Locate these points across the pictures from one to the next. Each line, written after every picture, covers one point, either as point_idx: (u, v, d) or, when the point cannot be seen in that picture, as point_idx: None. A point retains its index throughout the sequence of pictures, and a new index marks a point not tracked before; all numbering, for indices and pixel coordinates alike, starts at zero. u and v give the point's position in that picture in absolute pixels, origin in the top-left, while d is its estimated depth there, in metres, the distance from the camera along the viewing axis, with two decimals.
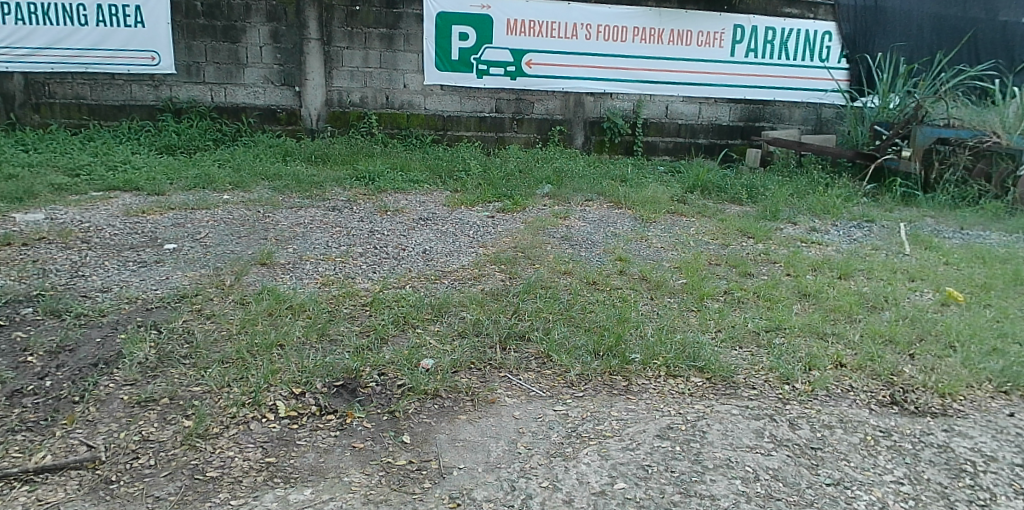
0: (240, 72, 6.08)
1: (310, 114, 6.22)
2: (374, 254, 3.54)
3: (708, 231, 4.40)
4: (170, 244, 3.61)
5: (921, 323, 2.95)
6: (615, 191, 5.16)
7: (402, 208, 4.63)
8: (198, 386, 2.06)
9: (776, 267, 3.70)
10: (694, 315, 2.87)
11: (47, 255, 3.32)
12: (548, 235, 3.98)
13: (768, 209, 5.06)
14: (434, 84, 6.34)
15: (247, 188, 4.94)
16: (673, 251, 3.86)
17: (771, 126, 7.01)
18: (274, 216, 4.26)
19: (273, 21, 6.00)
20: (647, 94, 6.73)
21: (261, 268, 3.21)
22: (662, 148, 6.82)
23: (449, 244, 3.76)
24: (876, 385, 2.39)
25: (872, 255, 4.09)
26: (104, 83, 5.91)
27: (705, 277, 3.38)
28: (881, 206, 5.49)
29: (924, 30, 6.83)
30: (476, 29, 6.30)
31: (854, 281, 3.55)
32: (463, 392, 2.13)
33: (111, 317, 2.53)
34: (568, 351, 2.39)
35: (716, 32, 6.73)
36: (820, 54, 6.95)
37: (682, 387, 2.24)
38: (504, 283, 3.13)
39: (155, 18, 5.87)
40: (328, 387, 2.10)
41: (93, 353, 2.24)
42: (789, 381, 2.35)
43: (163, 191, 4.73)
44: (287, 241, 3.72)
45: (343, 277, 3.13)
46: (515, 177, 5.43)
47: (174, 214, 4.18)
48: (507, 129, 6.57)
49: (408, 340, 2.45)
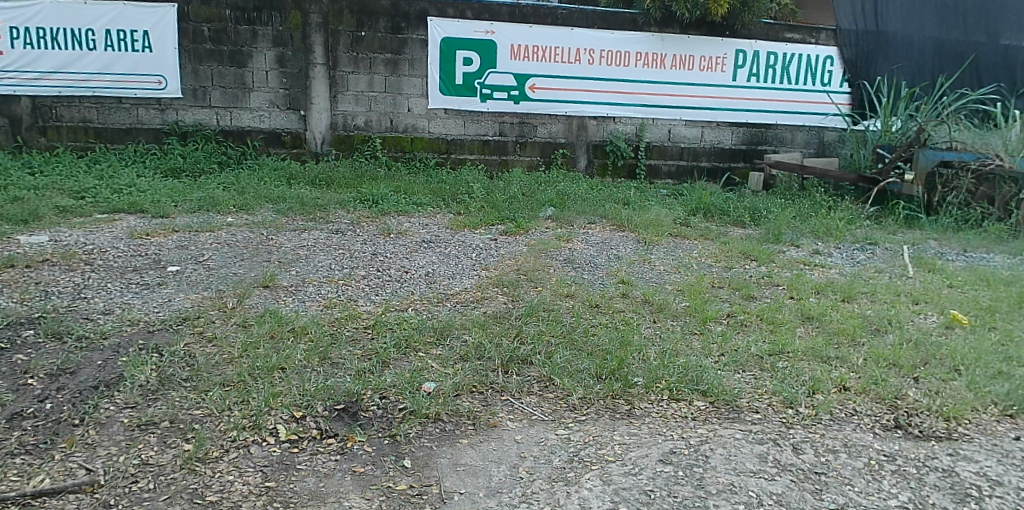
0: (246, 96, 6.14)
1: (315, 137, 6.27)
2: (376, 276, 3.55)
3: (711, 254, 4.41)
4: (174, 266, 3.63)
5: (925, 346, 2.94)
6: (618, 214, 5.17)
7: (405, 230, 4.64)
8: (199, 409, 2.06)
9: (779, 289, 3.70)
10: (697, 339, 2.86)
11: (50, 277, 3.34)
12: (551, 258, 3.99)
13: (771, 232, 5.07)
14: (438, 108, 6.40)
15: (251, 210, 4.97)
16: (675, 273, 3.86)
17: (773, 149, 7.04)
18: (278, 238, 4.28)
19: (279, 46, 6.08)
20: (650, 118, 6.78)
21: (263, 291, 3.22)
22: (665, 171, 6.85)
23: (452, 267, 3.78)
24: (880, 409, 2.37)
25: (875, 278, 4.09)
26: (111, 107, 5.98)
27: (708, 300, 3.38)
28: (884, 229, 5.50)
29: (925, 54, 6.89)
30: (480, 54, 6.38)
31: (857, 303, 3.55)
32: (465, 415, 2.12)
33: (112, 339, 2.54)
34: (570, 375, 2.38)
35: (718, 57, 6.79)
36: (822, 78, 7.01)
37: (685, 411, 2.23)
38: (507, 306, 3.13)
39: (163, 43, 5.96)
40: (328, 411, 2.09)
41: (94, 375, 2.24)
42: (792, 404, 2.33)
43: (167, 213, 4.76)
44: (290, 264, 3.73)
45: (346, 299, 3.13)
46: (517, 199, 5.46)
47: (178, 237, 4.20)
48: (511, 152, 6.60)
49: (410, 364, 2.44)
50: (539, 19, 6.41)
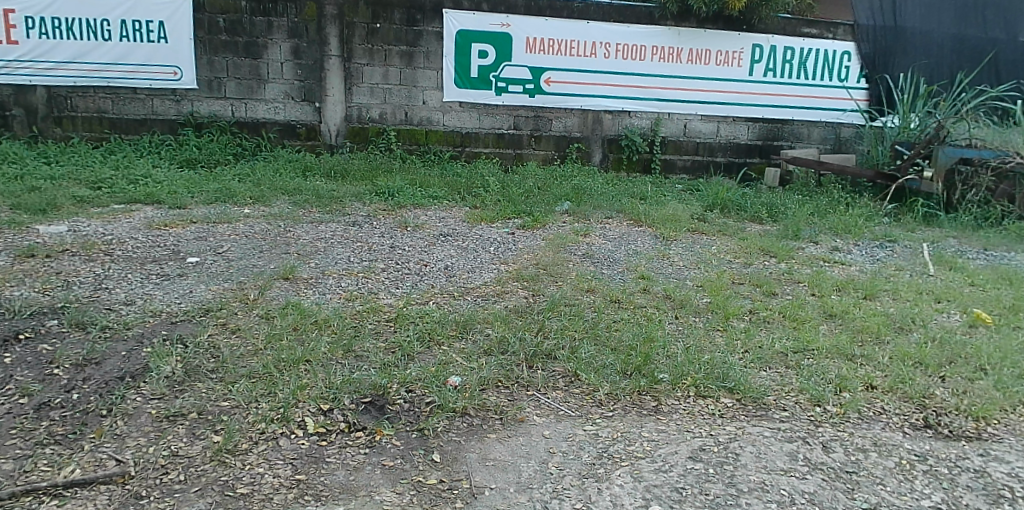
0: (261, 87, 6.16)
1: (329, 129, 6.28)
2: (396, 269, 3.55)
3: (730, 249, 4.38)
4: (193, 257, 3.65)
5: (950, 345, 2.92)
6: (635, 208, 5.14)
7: (422, 224, 4.63)
8: (226, 400, 2.04)
9: (800, 286, 3.68)
10: (720, 335, 2.85)
11: (71, 267, 3.35)
12: (570, 252, 3.97)
13: (790, 228, 5.04)
14: (453, 101, 6.39)
15: (268, 202, 4.98)
16: (695, 269, 3.84)
17: (789, 145, 6.99)
18: (295, 231, 4.28)
19: (295, 37, 6.10)
20: (666, 112, 6.73)
21: (284, 283, 3.21)
22: (680, 166, 6.81)
23: (471, 260, 3.77)
24: (908, 407, 2.35)
25: (896, 276, 4.06)
26: (127, 97, 6.01)
27: (729, 296, 3.36)
28: (902, 227, 5.48)
29: (942, 50, 6.84)
30: (495, 47, 6.35)
31: (879, 301, 3.54)
32: (491, 410, 2.10)
33: (135, 330, 2.55)
34: (595, 371, 2.36)
35: (735, 51, 6.73)
36: (839, 74, 6.95)
37: (713, 408, 2.20)
38: (528, 300, 3.13)
39: (179, 34, 5.99)
40: (356, 404, 2.07)
41: (119, 366, 2.25)
42: (819, 403, 2.31)
43: (184, 204, 4.76)
44: (309, 256, 3.73)
45: (367, 292, 3.12)
46: (534, 193, 5.44)
47: (197, 227, 4.21)
48: (525, 146, 6.58)
49: (434, 358, 2.43)
50: (554, 12, 6.38)
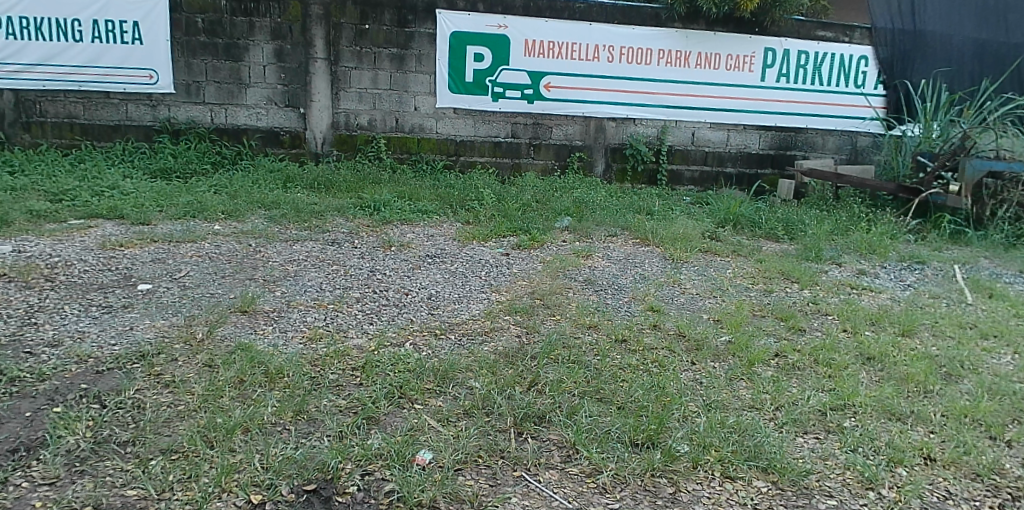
0: (242, 92, 5.76)
1: (315, 136, 5.88)
2: (372, 300, 3.13)
3: (747, 273, 3.96)
4: (145, 284, 3.23)
5: (1010, 398, 2.50)
6: (641, 225, 4.72)
7: (408, 243, 4.21)
8: (132, 490, 1.64)
9: (829, 320, 3.25)
10: (745, 387, 2.43)
11: (2, 297, 2.94)
12: (569, 279, 3.55)
13: (810, 247, 4.62)
14: (446, 107, 5.98)
15: (241, 217, 4.57)
16: (710, 298, 3.43)
17: (803, 155, 6.57)
18: (267, 251, 3.87)
19: (278, 39, 5.70)
20: (673, 120, 6.32)
21: (240, 317, 2.81)
22: (688, 177, 6.40)
23: (458, 288, 3.35)
24: (979, 490, 1.93)
25: (932, 306, 3.65)
26: (98, 102, 5.62)
27: (751, 334, 2.94)
28: (929, 246, 5.07)
29: (966, 56, 6.43)
30: (492, 50, 5.95)
31: (919, 339, 3.12)
32: (468, 501, 1.69)
33: (50, 383, 2.14)
34: (598, 443, 1.95)
35: (746, 55, 6.32)
36: (856, 79, 6.53)
37: (743, 497, 1.78)
38: (520, 340, 2.71)
39: (154, 35, 5.60)
40: (296, 494, 1.67)
41: (15, 434, 1.83)
42: (872, 485, 1.90)
43: (148, 219, 4.35)
44: (276, 282, 3.32)
45: (334, 330, 2.71)
46: (531, 208, 5.04)
47: (156, 247, 3.79)
48: (524, 155, 6.17)
49: (403, 421, 2.02)
50: (554, 13, 5.98)
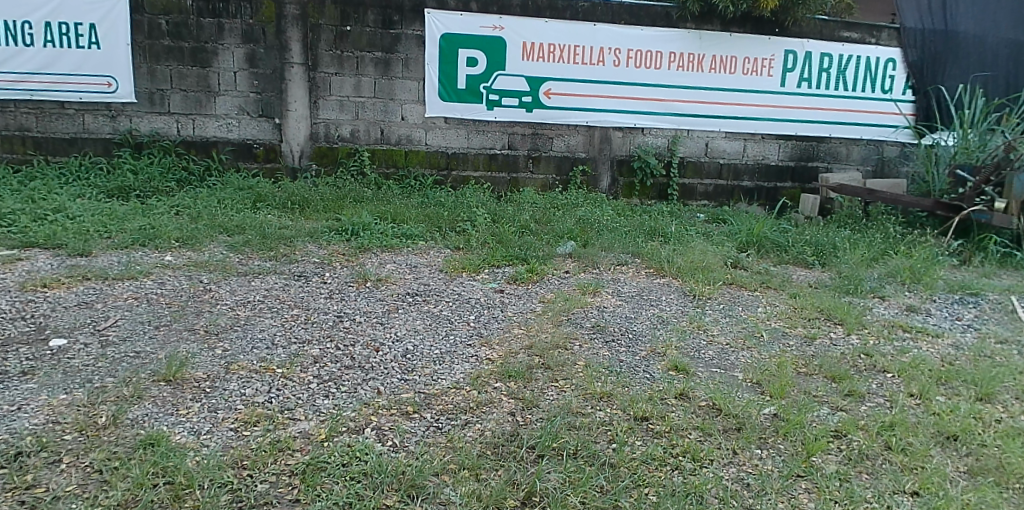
0: (210, 101, 5.20)
1: (291, 149, 5.32)
2: (333, 358, 2.55)
3: (780, 313, 3.39)
4: (60, 337, 2.67)
5: None
6: (655, 252, 4.15)
7: (386, 276, 3.63)
8: None
9: (892, 380, 2.67)
10: (806, 495, 1.86)
11: None
12: (574, 326, 2.98)
13: (848, 277, 4.04)
14: (436, 116, 5.42)
15: (198, 245, 4.00)
16: (744, 351, 2.84)
17: (827, 166, 6.00)
18: (218, 289, 3.30)
19: (249, 42, 5.14)
20: (685, 129, 5.76)
21: (163, 389, 2.24)
22: (701, 192, 5.83)
23: (440, 341, 2.77)
24: None
25: (1004, 355, 3.07)
26: (52, 113, 5.07)
27: (803, 403, 2.37)
28: (976, 272, 4.51)
29: (1003, 58, 5.83)
30: (487, 54, 5.39)
31: (1005, 405, 2.53)
32: None
33: None
34: None
35: (765, 58, 5.75)
36: (884, 84, 5.97)
37: None
38: (514, 421, 2.13)
39: (113, 38, 5.04)
40: None
41: None
42: None
43: (89, 249, 3.79)
44: (220, 334, 2.74)
45: (277, 408, 2.14)
46: (530, 231, 4.46)
47: (87, 287, 3.22)
48: (521, 169, 5.61)
49: None
50: (555, 12, 5.41)
